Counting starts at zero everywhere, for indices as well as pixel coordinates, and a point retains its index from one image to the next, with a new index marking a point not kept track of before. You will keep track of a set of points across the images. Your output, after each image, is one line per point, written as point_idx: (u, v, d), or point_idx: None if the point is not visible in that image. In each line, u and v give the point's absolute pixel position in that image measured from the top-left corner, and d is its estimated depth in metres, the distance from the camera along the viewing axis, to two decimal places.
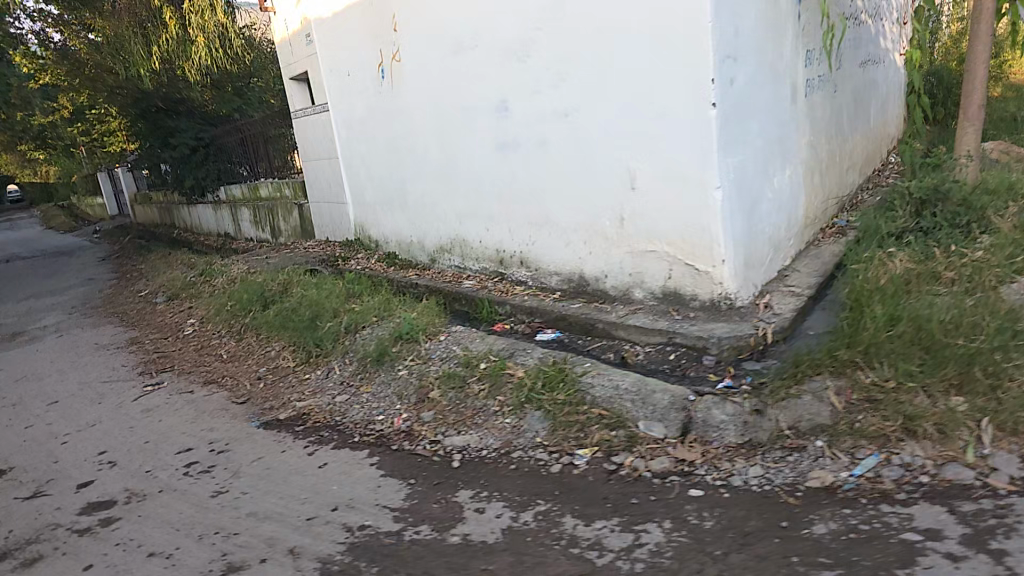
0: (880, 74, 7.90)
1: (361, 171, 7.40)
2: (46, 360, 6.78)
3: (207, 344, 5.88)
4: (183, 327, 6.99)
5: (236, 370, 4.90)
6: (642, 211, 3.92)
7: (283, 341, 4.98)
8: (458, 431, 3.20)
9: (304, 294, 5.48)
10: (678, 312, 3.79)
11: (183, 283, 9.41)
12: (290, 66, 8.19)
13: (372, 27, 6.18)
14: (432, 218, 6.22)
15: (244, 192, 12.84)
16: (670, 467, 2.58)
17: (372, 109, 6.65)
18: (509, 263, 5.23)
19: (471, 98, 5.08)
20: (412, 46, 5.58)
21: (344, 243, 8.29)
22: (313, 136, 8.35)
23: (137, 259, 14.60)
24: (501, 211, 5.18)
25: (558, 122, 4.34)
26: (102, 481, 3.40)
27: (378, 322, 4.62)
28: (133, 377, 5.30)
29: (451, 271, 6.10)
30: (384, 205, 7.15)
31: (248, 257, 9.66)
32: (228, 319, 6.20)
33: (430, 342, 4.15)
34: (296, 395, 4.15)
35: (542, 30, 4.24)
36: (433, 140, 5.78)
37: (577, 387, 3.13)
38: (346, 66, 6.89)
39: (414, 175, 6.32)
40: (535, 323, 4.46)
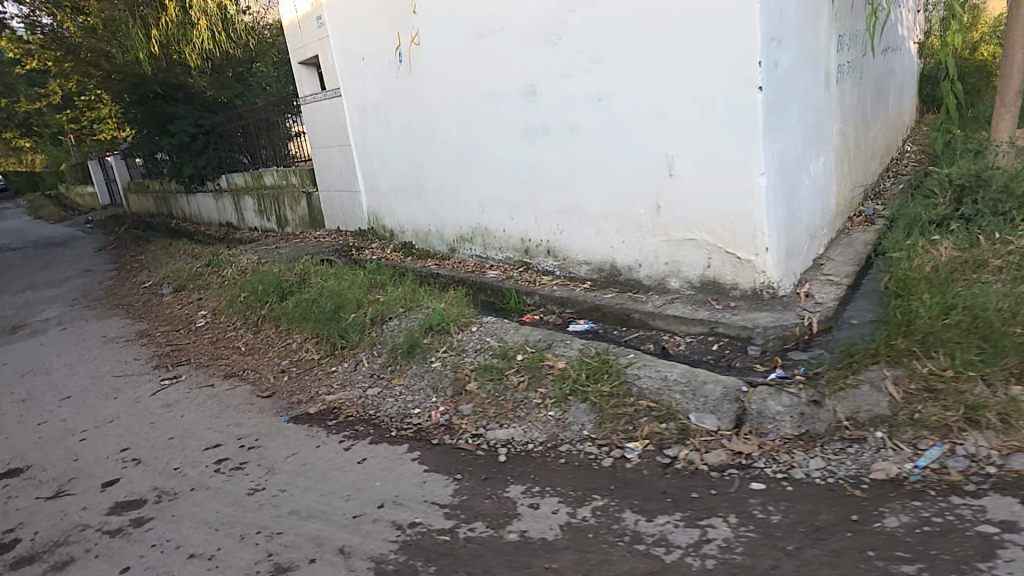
0: (897, 62, 7.83)
1: (378, 160, 7.37)
2: (52, 352, 6.62)
3: (222, 337, 5.78)
4: (194, 319, 6.87)
5: (258, 363, 4.82)
6: (680, 199, 3.89)
7: (305, 333, 4.92)
8: (500, 424, 3.16)
9: (324, 285, 5.39)
10: (718, 301, 3.78)
11: (188, 274, 9.26)
12: (301, 51, 8.17)
13: (393, 12, 6.12)
14: (454, 207, 6.19)
15: (248, 182, 12.73)
16: (727, 460, 2.54)
17: (392, 96, 6.61)
18: (535, 252, 5.21)
19: (499, 84, 5.04)
20: (435, 30, 5.52)
21: (357, 232, 8.24)
22: (325, 124, 8.28)
23: (136, 250, 14.40)
24: (528, 200, 5.16)
25: (592, 108, 4.29)
26: (129, 479, 3.26)
27: (405, 314, 4.56)
28: (147, 370, 5.16)
29: (473, 260, 6.09)
30: (401, 194, 7.11)
31: (255, 247, 9.53)
32: (242, 312, 6.08)
33: (462, 333, 4.11)
34: (325, 388, 4.08)
35: (575, 13, 4.17)
36: (457, 127, 5.76)
37: (623, 379, 3.10)
38: (365, 52, 6.86)
39: (435, 164, 6.29)
40: (567, 314, 4.43)
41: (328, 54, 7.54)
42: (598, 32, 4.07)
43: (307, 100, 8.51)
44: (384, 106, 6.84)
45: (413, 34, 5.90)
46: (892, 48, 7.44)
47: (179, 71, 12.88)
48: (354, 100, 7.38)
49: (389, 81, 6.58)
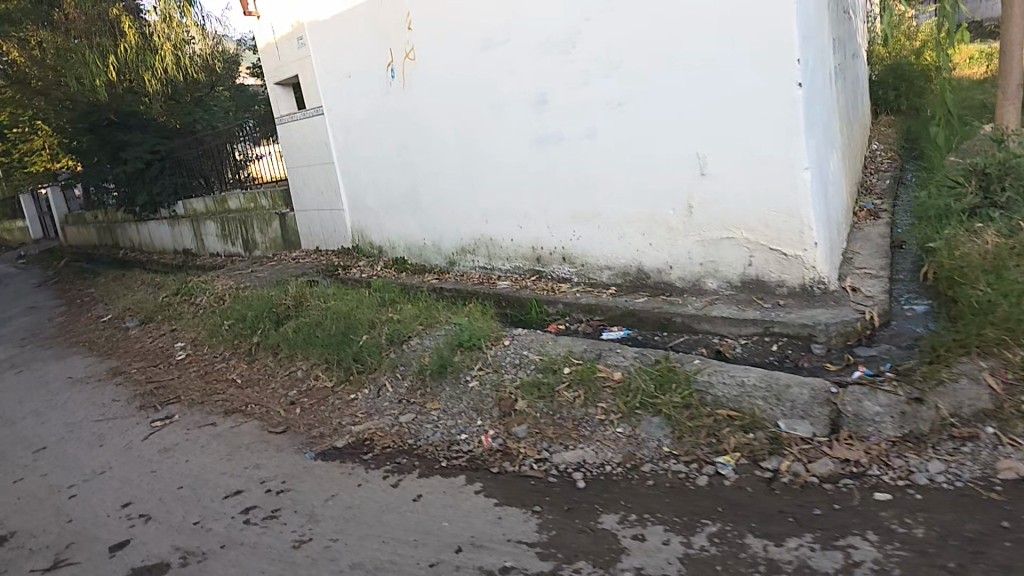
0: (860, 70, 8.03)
1: (364, 174, 7.02)
2: (8, 399, 5.93)
3: (209, 369, 5.30)
4: (171, 352, 6.30)
5: (261, 396, 4.40)
6: (714, 198, 3.65)
7: (312, 360, 4.53)
8: (565, 446, 2.87)
9: (325, 308, 5.02)
10: (763, 300, 3.54)
11: (154, 304, 8.61)
12: (278, 71, 7.82)
13: (384, 28, 5.90)
14: (453, 218, 5.91)
15: (210, 205, 12.08)
16: (837, 469, 2.34)
17: (383, 113, 6.36)
18: (548, 260, 4.95)
19: (505, 96, 4.82)
20: (436, 46, 5.33)
21: (342, 251, 7.81)
22: (303, 140, 7.88)
23: (87, 282, 13.41)
24: (537, 208, 4.90)
25: (609, 112, 4.06)
26: (143, 540, 2.82)
27: (424, 332, 4.24)
28: (131, 413, 4.64)
29: (476, 271, 5.79)
30: (392, 208, 6.77)
31: (227, 272, 8.95)
32: (230, 341, 5.61)
33: (495, 348, 3.80)
34: (347, 418, 3.71)
35: (591, 21, 3.98)
36: (457, 141, 5.50)
37: (693, 387, 2.86)
38: (350, 70, 6.59)
39: (431, 177, 6.00)
40: (596, 322, 4.19)
41: (310, 74, 7.23)
42: (615, 36, 3.87)
43: (284, 120, 8.12)
44: (371, 121, 6.57)
45: (408, 49, 5.69)
46: (858, 55, 7.57)
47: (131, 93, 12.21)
48: (338, 118, 7.07)
49: (381, 99, 6.33)
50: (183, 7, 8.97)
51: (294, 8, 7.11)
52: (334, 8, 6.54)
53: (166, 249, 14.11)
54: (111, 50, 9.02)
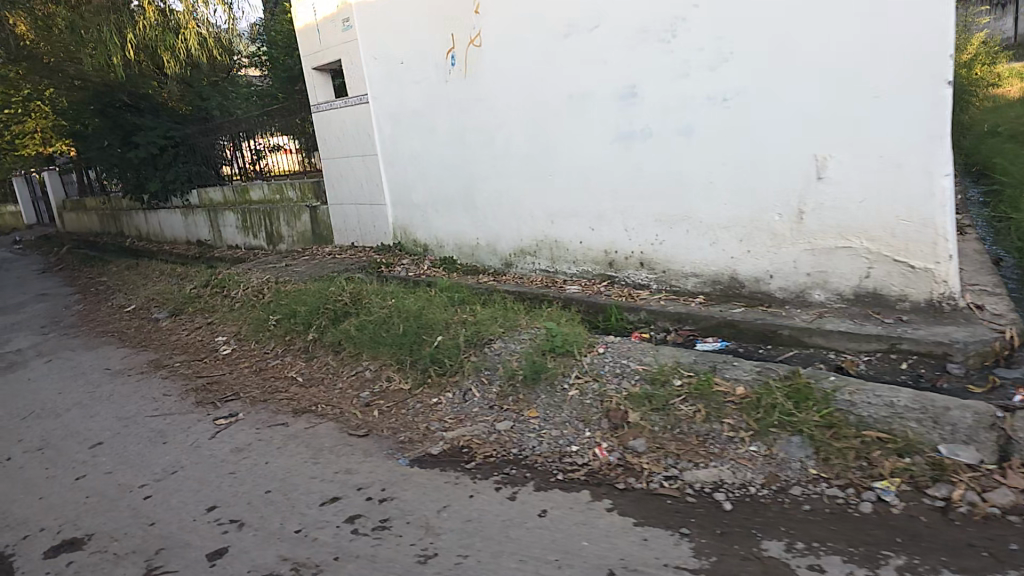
0: None
1: (411, 169, 6.84)
2: (37, 387, 5.63)
3: (261, 366, 5.08)
4: (211, 346, 6.06)
5: (330, 396, 4.21)
6: (833, 203, 3.55)
7: (382, 361, 4.35)
8: (695, 463, 2.69)
9: (389, 307, 4.83)
10: (881, 314, 3.46)
11: (182, 295, 8.34)
12: (318, 55, 7.58)
13: (447, 13, 5.71)
14: (512, 217, 5.75)
15: (232, 196, 11.83)
16: (1019, 501, 2.20)
17: (439, 104, 6.17)
18: (623, 265, 4.80)
19: (587, 87, 4.66)
20: (510, 33, 5.16)
21: (381, 248, 7.61)
22: (343, 131, 7.67)
23: (100, 270, 13.09)
24: (615, 209, 4.75)
25: (711, 108, 3.92)
26: (242, 548, 2.64)
27: (507, 337, 4.05)
28: (187, 408, 4.42)
29: (536, 274, 5.64)
30: (442, 205, 6.60)
31: (258, 265, 8.72)
32: (282, 338, 5.40)
33: (589, 355, 3.62)
34: (436, 423, 3.54)
35: (698, 9, 3.83)
36: (525, 135, 5.33)
37: (833, 407, 2.71)
38: (403, 56, 6.38)
39: (491, 173, 5.83)
40: (685, 332, 4.03)
41: (355, 57, 7.00)
42: (727, 26, 3.73)
43: (321, 108, 7.89)
44: (425, 112, 6.38)
45: (473, 35, 5.50)
46: None
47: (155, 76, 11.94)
48: (386, 107, 6.88)
49: (436, 88, 6.13)
50: None
51: None
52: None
53: (179, 239, 13.83)
54: (128, 27, 8.82)
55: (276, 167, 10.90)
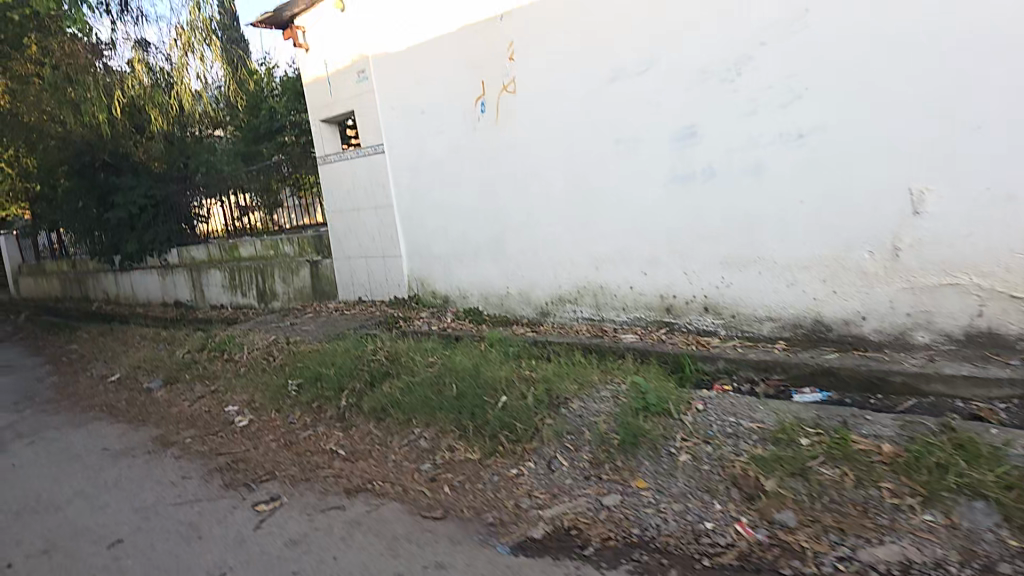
0: None
1: (430, 219, 6.52)
2: (20, 473, 4.90)
3: (289, 438, 4.54)
4: (221, 416, 5.46)
5: (386, 472, 3.73)
6: (933, 238, 3.35)
7: (442, 429, 3.91)
8: (865, 538, 2.36)
9: (439, 368, 4.41)
10: (999, 356, 3.24)
11: (174, 360, 7.63)
12: (328, 108, 7.36)
13: (477, 60, 5.56)
14: (549, 264, 5.43)
15: (219, 253, 11.15)
16: None
17: (463, 151, 5.93)
18: (683, 311, 4.49)
19: (637, 129, 4.47)
20: (547, 77, 4.99)
21: (394, 302, 7.15)
22: (354, 181, 7.37)
23: (71, 337, 12.19)
24: (672, 251, 4.48)
25: (787, 145, 3.75)
26: None
27: (585, 395, 3.65)
28: (217, 493, 3.87)
29: (579, 324, 5.26)
30: (466, 255, 6.26)
31: (255, 323, 8.12)
32: (310, 406, 4.89)
33: (688, 414, 3.28)
34: (527, 501, 3.11)
35: (767, 46, 3.72)
36: (564, 180, 5.09)
37: (1004, 464, 2.45)
38: (425, 105, 6.19)
39: (524, 220, 5.53)
40: (774, 381, 3.72)
41: (372, 110, 6.80)
42: (800, 63, 3.62)
43: (330, 159, 7.58)
44: (447, 160, 6.12)
45: (506, 81, 5.34)
46: None
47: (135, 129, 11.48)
48: (404, 158, 6.62)
49: (462, 136, 5.90)
50: (210, 40, 8.61)
51: (360, 39, 6.71)
52: (408, 40, 6.21)
53: (157, 301, 13.08)
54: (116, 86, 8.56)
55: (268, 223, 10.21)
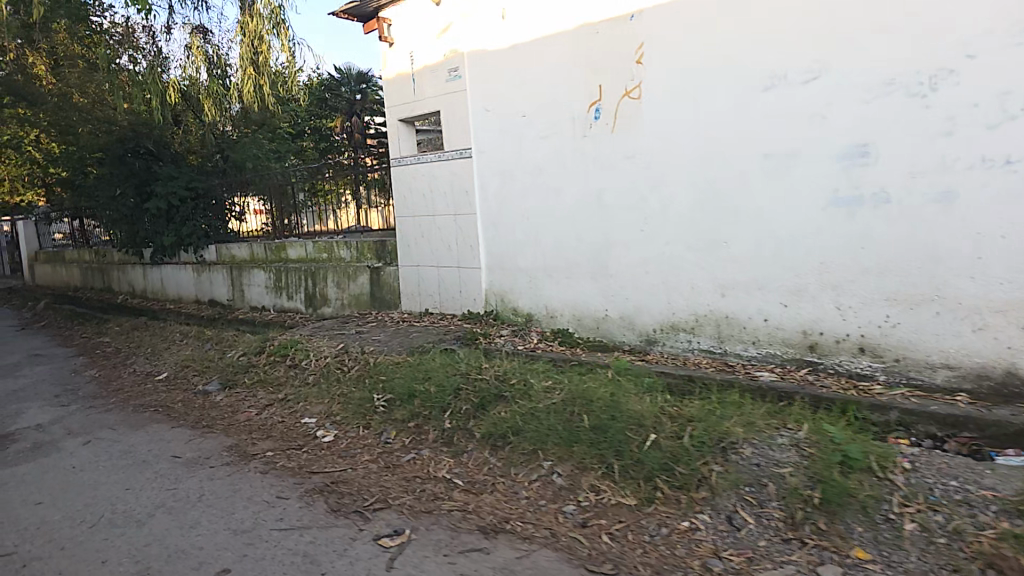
0: None
1: (519, 230, 6.12)
2: (81, 480, 4.45)
3: (391, 459, 4.13)
4: (297, 427, 5.02)
5: (523, 509, 3.32)
6: None
7: (580, 464, 3.49)
8: None
9: (566, 394, 3.98)
10: None
11: (228, 361, 7.17)
12: (408, 105, 6.92)
13: (596, 62, 5.22)
14: (664, 287, 5.04)
15: (261, 252, 10.42)
16: None
17: (567, 159, 5.55)
18: (833, 350, 4.18)
19: (795, 144, 4.23)
20: (684, 84, 4.70)
21: (466, 316, 6.70)
22: (430, 186, 6.93)
23: (101, 329, 11.76)
24: (824, 283, 4.19)
25: (990, 169, 3.55)
26: None
27: (757, 442, 3.24)
28: (326, 520, 3.45)
29: (695, 355, 4.87)
30: (558, 270, 5.84)
31: (312, 327, 7.70)
32: (406, 425, 4.48)
33: (897, 474, 2.90)
34: (718, 562, 2.70)
35: (975, 59, 3.54)
36: (692, 195, 4.77)
37: None
38: (526, 108, 5.80)
39: (636, 238, 5.16)
40: (964, 440, 3.32)
41: (461, 110, 6.36)
42: (1014, 81, 3.45)
43: (405, 161, 7.13)
44: (547, 168, 5.74)
45: (631, 86, 5.03)
46: None
47: (184, 118, 11.18)
48: (492, 163, 6.20)
49: (568, 143, 5.52)
50: (279, 30, 8.80)
51: (454, 35, 6.27)
52: (512, 36, 5.81)
53: (189, 298, 12.70)
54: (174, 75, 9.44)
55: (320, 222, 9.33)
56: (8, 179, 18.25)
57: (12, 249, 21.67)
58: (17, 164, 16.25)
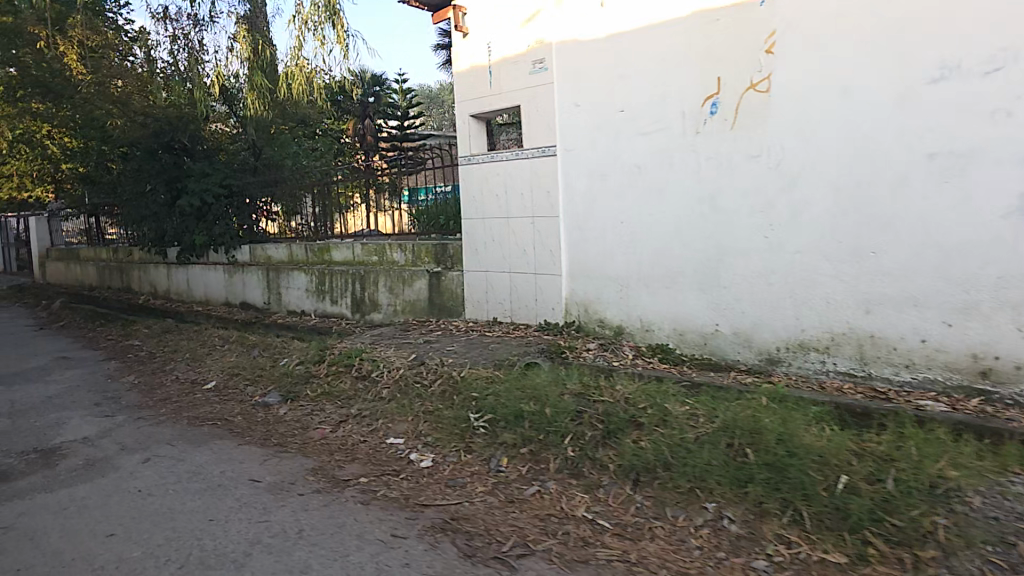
0: None
1: (609, 235, 5.62)
2: (151, 507, 3.94)
3: (512, 493, 3.63)
4: (384, 450, 4.53)
5: (702, 563, 2.82)
6: None
7: (758, 509, 2.99)
8: None
9: (721, 423, 3.49)
10: None
11: (282, 370, 6.68)
12: (483, 101, 6.47)
13: (716, 51, 4.75)
14: (793, 301, 4.53)
15: (302, 254, 9.95)
16: None
17: (674, 158, 5.08)
18: (1014, 378, 3.72)
19: (970, 144, 3.76)
20: (827, 75, 4.24)
21: (543, 327, 6.18)
22: (504, 187, 6.46)
23: (128, 331, 11.26)
24: (1001, 301, 3.72)
25: None
26: None
27: (987, 491, 2.81)
28: (464, 568, 2.96)
29: (832, 379, 4.38)
30: (656, 279, 5.32)
31: (368, 335, 7.20)
32: (518, 451, 3.99)
33: None
34: None
35: None
36: (834, 200, 4.30)
37: None
38: (626, 102, 5.35)
39: (759, 246, 4.66)
40: None
41: (546, 105, 5.91)
42: None
43: (476, 160, 6.67)
44: (649, 167, 5.26)
45: (758, 78, 4.56)
46: None
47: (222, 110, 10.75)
48: (581, 162, 5.72)
49: (676, 141, 5.04)
50: (334, 18, 8.33)
51: (542, 23, 5.85)
52: (611, 25, 5.38)
53: (216, 300, 12.19)
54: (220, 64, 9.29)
55: (368, 222, 8.92)
56: (18, 172, 17.59)
57: (21, 246, 21.14)
58: (31, 158, 15.62)
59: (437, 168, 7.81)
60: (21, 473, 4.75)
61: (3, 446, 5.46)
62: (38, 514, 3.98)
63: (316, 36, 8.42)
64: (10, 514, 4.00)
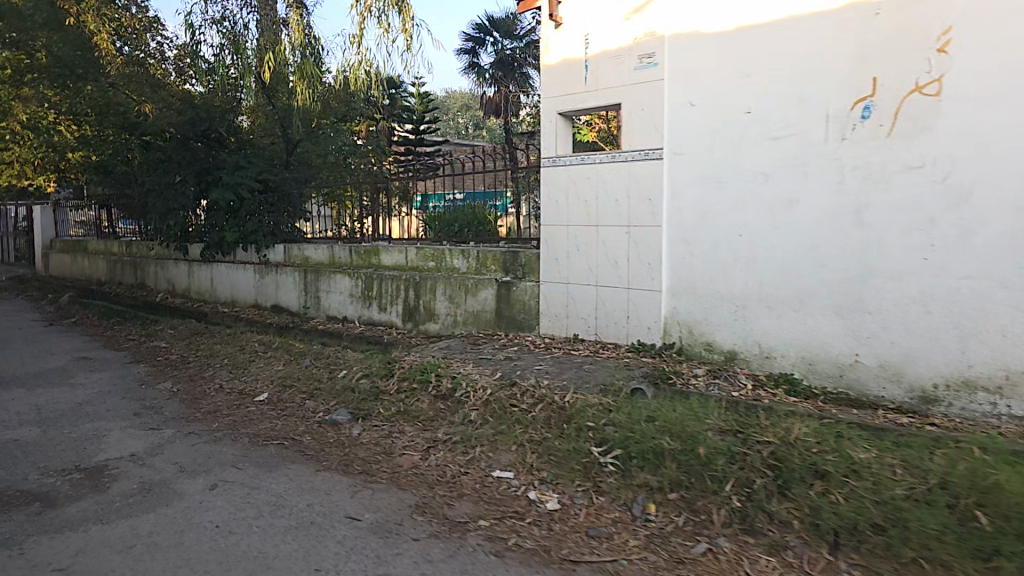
0: None
1: (723, 248, 5.15)
2: (236, 550, 3.37)
3: (675, 550, 3.10)
4: (493, 485, 3.99)
5: None
6: None
7: None
8: None
9: (936, 479, 3.04)
10: None
11: (342, 384, 6.12)
12: (576, 97, 6.01)
13: (873, 50, 4.37)
14: (960, 333, 4.08)
15: (344, 256, 9.40)
16: None
17: (813, 166, 4.65)
18: None
19: None
20: (1014, 79, 3.85)
21: (638, 349, 5.67)
22: (596, 192, 5.95)
23: (152, 332, 10.67)
24: None
25: None
26: None
27: None
28: None
29: (1006, 424, 3.95)
30: (782, 300, 4.85)
31: (431, 347, 6.66)
32: (667, 498, 3.45)
33: None
34: None
35: None
36: (1015, 219, 3.88)
37: None
38: (754, 103, 4.91)
39: (917, 268, 4.22)
40: None
41: (653, 103, 5.46)
42: None
43: (563, 162, 6.18)
44: (779, 175, 4.81)
45: (926, 79, 4.16)
46: None
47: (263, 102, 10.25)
48: (694, 167, 5.26)
49: (817, 147, 4.62)
50: (400, 7, 7.87)
51: (654, 14, 5.41)
52: (742, 16, 4.95)
53: (242, 300, 11.57)
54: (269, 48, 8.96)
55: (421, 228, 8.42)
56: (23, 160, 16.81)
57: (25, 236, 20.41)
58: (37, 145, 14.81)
59: (472, 173, 7.58)
60: (68, 498, 4.17)
61: (39, 462, 4.88)
62: (101, 554, 3.40)
63: (379, 23, 7.95)
64: (66, 552, 3.42)
